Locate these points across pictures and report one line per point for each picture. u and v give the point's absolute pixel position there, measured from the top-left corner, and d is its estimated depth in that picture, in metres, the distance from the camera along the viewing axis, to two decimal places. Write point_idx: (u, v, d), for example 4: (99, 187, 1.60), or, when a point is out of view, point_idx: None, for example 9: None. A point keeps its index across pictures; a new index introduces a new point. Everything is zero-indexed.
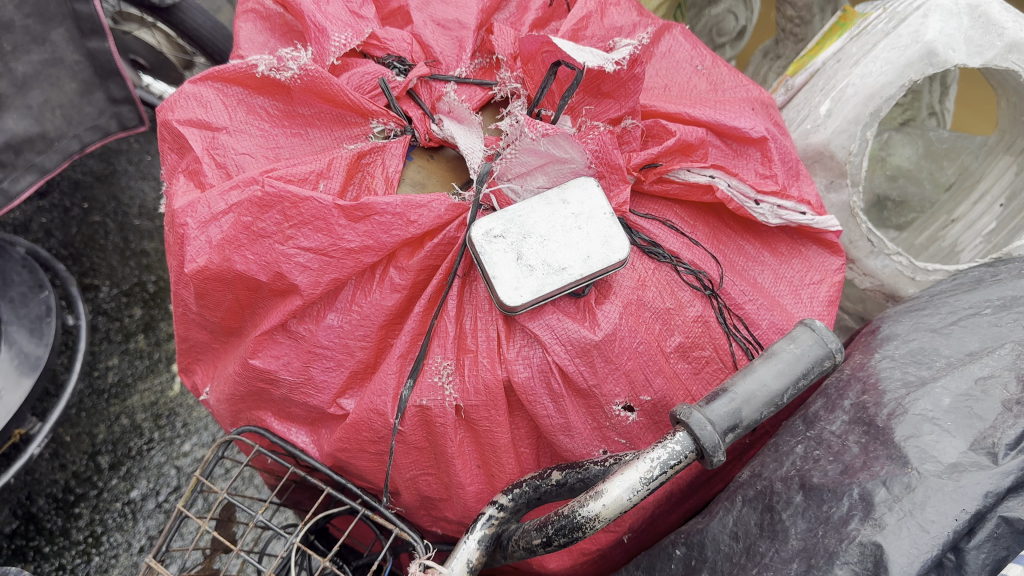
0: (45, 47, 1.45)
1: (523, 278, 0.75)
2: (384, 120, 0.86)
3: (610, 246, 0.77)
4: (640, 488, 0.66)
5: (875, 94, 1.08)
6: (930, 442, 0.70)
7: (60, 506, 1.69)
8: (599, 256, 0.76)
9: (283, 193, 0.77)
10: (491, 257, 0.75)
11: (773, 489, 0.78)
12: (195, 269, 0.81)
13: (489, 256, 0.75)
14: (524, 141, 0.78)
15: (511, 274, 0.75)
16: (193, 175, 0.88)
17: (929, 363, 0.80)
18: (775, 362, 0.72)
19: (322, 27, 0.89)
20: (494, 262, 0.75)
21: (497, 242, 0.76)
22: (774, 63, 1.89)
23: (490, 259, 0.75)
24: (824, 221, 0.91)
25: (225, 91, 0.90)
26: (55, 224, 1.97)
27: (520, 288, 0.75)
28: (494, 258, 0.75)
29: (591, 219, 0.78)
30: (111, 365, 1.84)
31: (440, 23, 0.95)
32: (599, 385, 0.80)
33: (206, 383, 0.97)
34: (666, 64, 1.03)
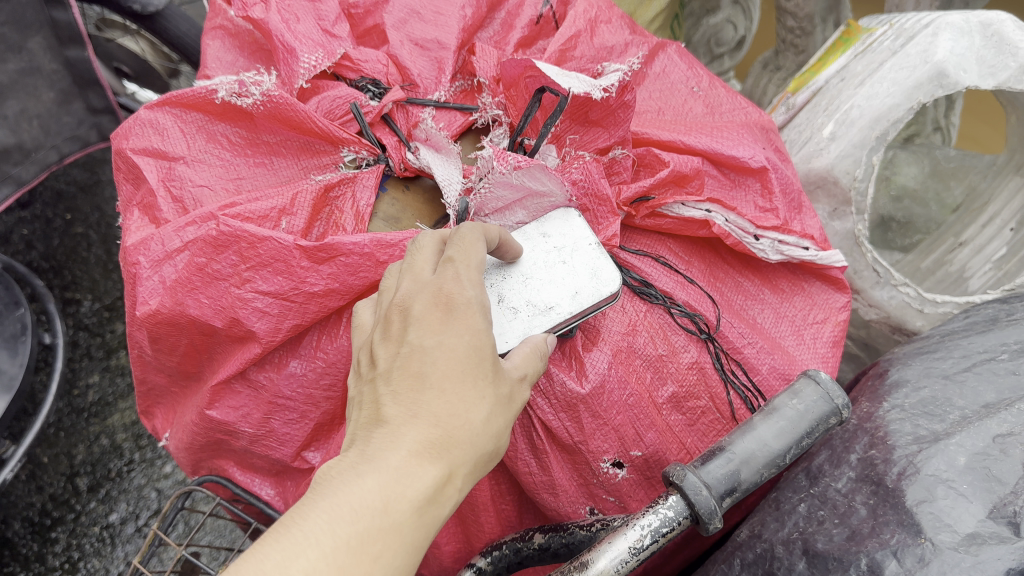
0: (22, 55, 1.38)
1: (506, 325, 0.69)
2: (355, 148, 0.81)
3: (600, 278, 0.71)
4: (628, 560, 0.61)
5: (881, 117, 1.02)
6: (944, 508, 0.64)
7: (36, 531, 1.63)
8: (588, 290, 0.70)
9: (239, 232, 0.71)
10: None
11: (773, 553, 0.71)
12: (147, 311, 0.75)
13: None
14: (495, 174, 0.74)
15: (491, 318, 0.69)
16: (148, 209, 0.83)
17: (942, 416, 0.74)
18: (776, 420, 0.66)
19: (291, 48, 0.84)
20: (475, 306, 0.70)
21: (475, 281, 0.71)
22: (774, 75, 1.83)
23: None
24: (828, 257, 0.84)
25: (182, 117, 0.84)
26: (36, 235, 1.91)
27: (504, 335, 0.68)
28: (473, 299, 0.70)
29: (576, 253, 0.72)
30: (91, 383, 1.77)
31: (417, 43, 0.89)
32: (585, 441, 0.74)
33: (165, 428, 0.91)
34: (660, 85, 0.98)
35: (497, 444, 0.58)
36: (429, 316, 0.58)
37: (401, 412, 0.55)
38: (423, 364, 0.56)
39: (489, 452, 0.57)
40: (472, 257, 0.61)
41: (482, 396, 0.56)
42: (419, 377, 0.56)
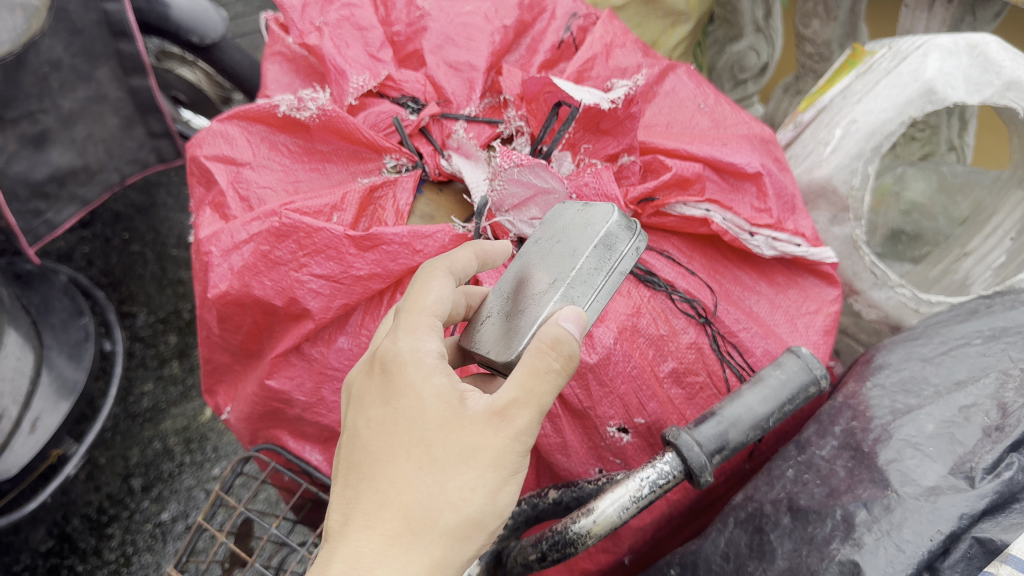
0: (91, 84, 1.51)
1: (515, 326, 0.70)
2: (396, 156, 0.92)
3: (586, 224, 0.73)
4: (629, 506, 0.70)
5: (876, 131, 1.11)
6: (911, 466, 0.72)
7: (94, 526, 1.71)
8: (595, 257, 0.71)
9: (298, 223, 0.83)
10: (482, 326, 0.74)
11: (763, 511, 0.80)
12: (217, 294, 0.87)
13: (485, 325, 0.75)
14: (505, 172, 0.85)
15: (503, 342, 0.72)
16: (218, 208, 0.94)
17: (917, 392, 0.82)
18: (762, 388, 0.75)
19: (341, 70, 0.96)
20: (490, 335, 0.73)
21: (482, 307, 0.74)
22: (795, 99, 1.90)
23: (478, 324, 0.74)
24: (818, 253, 0.94)
25: (248, 129, 0.97)
26: (97, 253, 2.04)
27: (512, 333, 0.69)
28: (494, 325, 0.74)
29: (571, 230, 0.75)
30: (145, 391, 1.87)
31: (451, 65, 1.00)
32: (593, 407, 0.86)
33: (226, 404, 1.02)
34: (669, 102, 1.08)
35: (472, 505, 0.60)
36: (367, 395, 0.65)
37: (342, 517, 0.61)
38: (360, 454, 0.63)
39: (455, 521, 0.59)
40: (410, 307, 0.67)
41: (424, 466, 0.60)
42: (357, 471, 0.62)
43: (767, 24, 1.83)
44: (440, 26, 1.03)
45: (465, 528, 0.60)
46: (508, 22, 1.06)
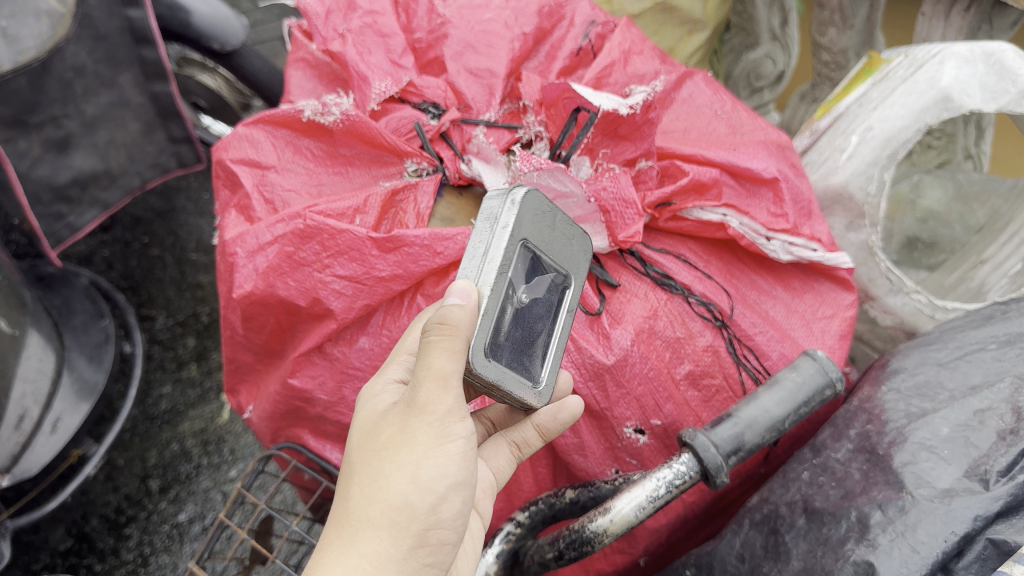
0: (114, 90, 1.53)
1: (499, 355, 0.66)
2: (417, 160, 0.94)
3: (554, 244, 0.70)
4: (646, 506, 0.71)
5: (892, 138, 1.12)
6: (925, 468, 0.73)
7: (112, 527, 1.73)
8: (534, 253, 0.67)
9: (322, 225, 0.86)
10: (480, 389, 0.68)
11: (778, 512, 0.81)
12: (242, 294, 0.90)
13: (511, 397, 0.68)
14: (524, 176, 0.87)
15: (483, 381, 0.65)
16: (243, 210, 0.96)
17: (933, 396, 0.82)
18: (778, 390, 0.76)
19: (364, 76, 0.98)
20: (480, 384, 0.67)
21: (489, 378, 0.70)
22: (811, 107, 1.90)
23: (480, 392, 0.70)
24: (834, 258, 0.95)
25: (273, 133, 0.99)
26: (116, 256, 2.04)
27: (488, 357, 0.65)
28: (511, 391, 0.67)
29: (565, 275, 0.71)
30: (163, 393, 1.88)
31: (472, 72, 1.02)
32: (610, 408, 0.88)
33: (249, 402, 1.04)
34: (686, 109, 1.09)
35: (395, 488, 0.62)
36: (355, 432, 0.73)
37: None
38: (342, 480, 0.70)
39: (381, 509, 0.62)
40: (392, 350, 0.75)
41: (359, 466, 0.65)
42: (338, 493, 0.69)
43: (784, 32, 1.83)
44: (460, 32, 1.05)
45: (397, 512, 0.62)
46: (528, 30, 1.07)
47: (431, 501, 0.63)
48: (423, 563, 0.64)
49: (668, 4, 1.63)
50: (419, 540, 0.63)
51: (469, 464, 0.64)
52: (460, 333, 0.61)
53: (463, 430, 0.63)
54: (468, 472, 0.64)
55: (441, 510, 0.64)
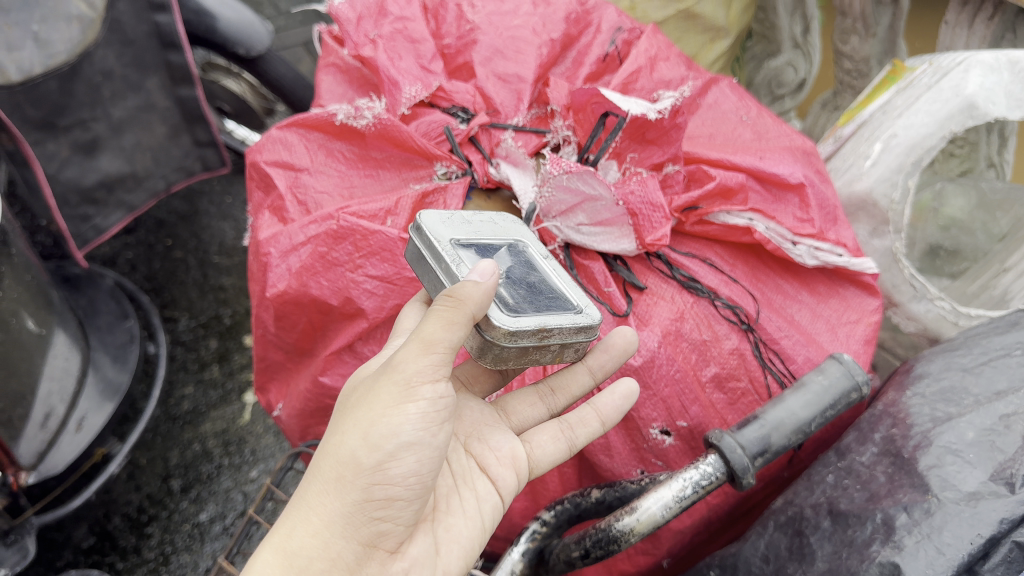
0: (140, 93, 1.55)
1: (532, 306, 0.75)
2: (447, 163, 0.96)
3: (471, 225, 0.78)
4: (672, 505, 0.71)
5: (917, 145, 1.12)
6: (951, 472, 0.73)
7: (134, 525, 1.66)
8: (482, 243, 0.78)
9: (355, 226, 0.89)
10: (545, 353, 0.76)
11: (803, 514, 0.82)
12: (276, 293, 0.94)
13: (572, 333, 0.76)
14: (554, 179, 0.89)
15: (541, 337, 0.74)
16: (276, 211, 1.00)
17: (958, 401, 0.83)
18: (805, 393, 0.77)
19: (395, 81, 1.00)
20: (543, 347, 0.75)
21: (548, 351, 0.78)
22: (833, 115, 1.89)
23: (545, 360, 0.77)
24: (860, 263, 0.97)
25: (306, 136, 1.02)
26: (139, 258, 2.06)
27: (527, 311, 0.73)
28: (564, 325, 0.75)
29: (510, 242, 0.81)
30: (186, 394, 1.84)
31: (500, 77, 1.04)
32: (637, 409, 0.90)
33: (279, 399, 1.07)
34: (712, 115, 1.10)
35: (349, 442, 0.66)
36: None
37: None
38: None
39: (334, 461, 0.66)
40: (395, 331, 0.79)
41: (338, 421, 0.69)
42: None
43: (805, 39, 1.83)
44: (489, 39, 1.06)
45: (348, 466, 0.66)
46: (555, 36, 1.09)
47: (380, 460, 0.65)
48: (371, 518, 0.66)
49: (690, 12, 1.64)
50: (364, 496, 0.65)
51: (426, 427, 0.66)
52: (465, 308, 0.67)
53: (425, 396, 0.66)
54: (426, 438, 0.66)
55: (389, 470, 0.66)
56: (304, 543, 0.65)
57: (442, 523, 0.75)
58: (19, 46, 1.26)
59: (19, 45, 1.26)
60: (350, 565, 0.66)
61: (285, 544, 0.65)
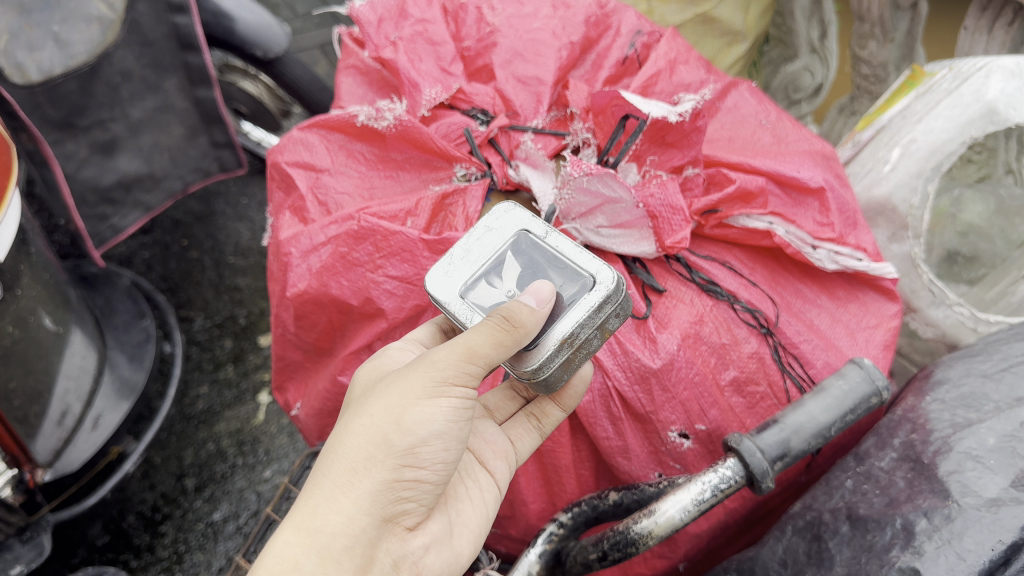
0: (158, 94, 1.56)
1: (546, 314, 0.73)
2: (467, 165, 0.97)
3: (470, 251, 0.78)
4: (691, 509, 0.71)
5: (937, 150, 1.12)
6: (971, 477, 0.73)
7: (148, 524, 1.67)
8: (490, 271, 0.78)
9: (376, 227, 0.91)
10: (591, 340, 0.74)
11: (821, 519, 0.82)
12: (296, 293, 0.96)
13: (600, 316, 0.73)
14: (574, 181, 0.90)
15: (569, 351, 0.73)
16: (298, 211, 1.02)
17: (978, 407, 0.82)
18: (825, 397, 0.77)
19: (415, 83, 1.02)
20: (584, 347, 0.74)
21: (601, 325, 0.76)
22: (850, 120, 1.87)
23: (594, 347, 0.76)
24: (879, 268, 0.97)
25: (328, 137, 1.04)
26: (156, 258, 2.07)
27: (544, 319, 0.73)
28: (578, 317, 0.72)
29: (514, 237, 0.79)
30: (200, 394, 1.85)
31: (520, 79, 1.04)
32: (656, 411, 0.90)
33: (296, 399, 1.08)
34: (732, 118, 1.11)
35: (380, 425, 0.67)
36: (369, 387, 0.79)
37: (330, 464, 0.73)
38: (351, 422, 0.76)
39: (364, 442, 0.67)
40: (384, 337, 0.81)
41: (361, 405, 0.70)
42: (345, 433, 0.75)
43: (823, 45, 1.83)
44: (509, 41, 1.07)
45: (377, 448, 0.67)
46: (575, 38, 1.09)
47: (411, 444, 0.67)
48: (397, 497, 0.68)
49: (708, 16, 1.64)
50: (394, 477, 0.67)
51: (457, 419, 0.68)
52: (521, 334, 0.69)
53: (457, 387, 0.68)
54: (454, 425, 0.68)
55: (420, 454, 0.67)
56: (330, 521, 0.65)
57: (453, 505, 0.78)
58: (40, 47, 1.27)
59: (40, 46, 1.27)
60: (374, 542, 0.67)
61: (309, 522, 0.65)
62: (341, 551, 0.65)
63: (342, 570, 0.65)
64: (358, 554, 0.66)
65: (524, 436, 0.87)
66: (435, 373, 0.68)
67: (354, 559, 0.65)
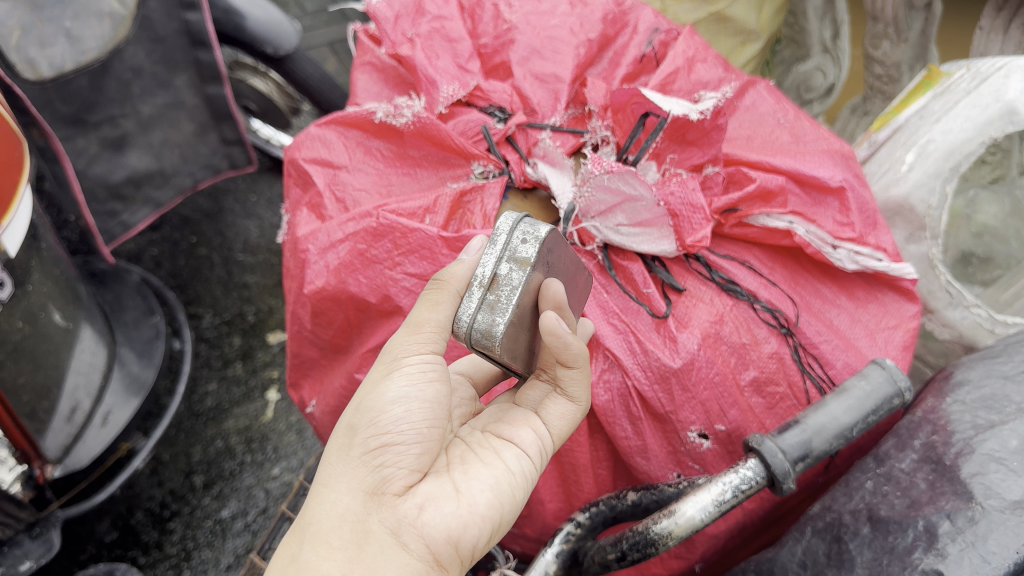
0: (169, 90, 1.55)
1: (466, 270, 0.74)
2: (484, 162, 0.98)
3: None
4: (711, 509, 0.69)
5: (955, 150, 1.11)
6: (995, 480, 0.72)
7: (157, 520, 1.66)
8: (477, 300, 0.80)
9: (395, 224, 0.91)
10: (507, 276, 0.71)
11: (841, 521, 0.81)
12: (314, 289, 0.96)
13: (505, 244, 0.71)
14: (594, 178, 0.89)
15: (486, 292, 0.71)
16: (315, 208, 1.02)
17: (1000, 408, 0.81)
18: (847, 397, 0.77)
19: (433, 80, 1.02)
20: (504, 283, 0.70)
21: (536, 261, 0.71)
22: (862, 120, 1.84)
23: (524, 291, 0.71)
24: (899, 268, 0.97)
25: (345, 133, 1.04)
26: (165, 255, 2.07)
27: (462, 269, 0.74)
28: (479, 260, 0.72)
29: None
30: (209, 391, 1.84)
31: (538, 77, 1.04)
32: (675, 411, 0.89)
33: (311, 397, 1.08)
34: (750, 116, 1.11)
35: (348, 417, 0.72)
36: None
37: None
38: None
39: (337, 436, 0.72)
40: None
41: None
42: None
43: (835, 44, 1.82)
44: (527, 38, 1.07)
45: (347, 434, 0.71)
46: (593, 36, 1.09)
47: (371, 416, 0.70)
48: (373, 468, 0.69)
49: (721, 15, 1.63)
50: (363, 449, 0.69)
51: (412, 383, 0.71)
52: (449, 286, 0.73)
53: (408, 357, 0.72)
54: (413, 389, 0.71)
55: (380, 420, 0.70)
56: (317, 510, 0.68)
57: (456, 469, 0.74)
58: (52, 43, 1.27)
59: (52, 41, 1.27)
60: (362, 515, 0.67)
61: (302, 519, 0.69)
62: (329, 531, 0.66)
63: (332, 548, 0.65)
64: (346, 531, 0.66)
65: (549, 403, 0.83)
66: (389, 354, 0.73)
67: (342, 535, 0.66)
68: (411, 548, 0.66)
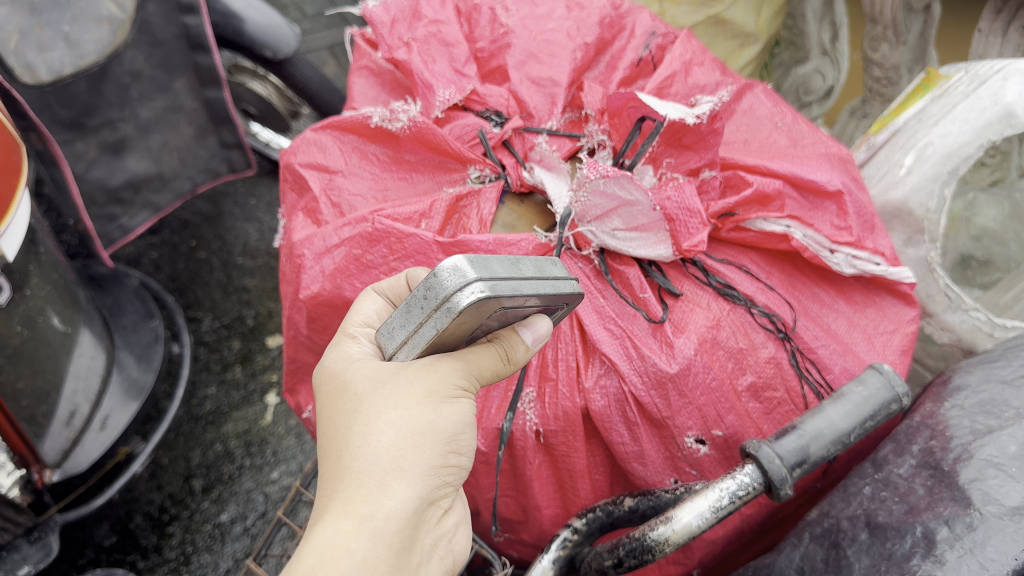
0: (168, 94, 1.55)
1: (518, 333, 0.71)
2: (480, 166, 0.98)
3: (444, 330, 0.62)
4: (709, 516, 0.69)
5: (953, 153, 1.11)
6: (994, 486, 0.71)
7: (156, 525, 1.65)
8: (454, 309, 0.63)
9: (390, 229, 0.91)
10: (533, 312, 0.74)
11: (840, 526, 0.81)
12: (309, 294, 0.95)
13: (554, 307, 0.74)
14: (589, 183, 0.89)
15: None
16: (311, 213, 1.02)
17: (998, 413, 0.80)
18: (844, 403, 0.76)
19: (429, 84, 1.01)
20: None
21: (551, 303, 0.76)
22: (861, 123, 1.83)
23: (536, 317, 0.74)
24: (897, 272, 0.97)
25: (342, 138, 1.05)
26: (164, 258, 2.07)
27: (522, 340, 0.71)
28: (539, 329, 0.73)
29: (475, 288, 0.55)
30: (208, 394, 1.84)
31: (534, 81, 1.04)
32: (672, 417, 0.89)
33: (308, 401, 1.08)
34: (747, 121, 1.11)
35: (419, 415, 0.64)
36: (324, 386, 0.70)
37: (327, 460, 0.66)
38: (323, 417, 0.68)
39: (408, 429, 0.63)
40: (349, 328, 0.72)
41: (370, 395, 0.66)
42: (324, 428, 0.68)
43: (834, 47, 1.82)
44: (523, 42, 1.06)
45: (419, 435, 0.64)
46: (589, 40, 1.09)
47: (453, 431, 0.65)
48: (442, 483, 0.66)
49: (720, 17, 1.63)
50: (439, 462, 0.65)
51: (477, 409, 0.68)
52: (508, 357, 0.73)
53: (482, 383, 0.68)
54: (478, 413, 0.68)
55: (459, 439, 0.66)
56: (385, 506, 0.61)
57: None
58: (51, 47, 1.27)
59: (51, 45, 1.27)
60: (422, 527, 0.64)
61: (359, 508, 0.61)
62: (395, 535, 0.61)
63: (392, 554, 0.61)
64: (407, 536, 0.62)
65: None
66: (467, 370, 0.67)
67: (405, 543, 0.62)
68: (442, 560, 0.68)
